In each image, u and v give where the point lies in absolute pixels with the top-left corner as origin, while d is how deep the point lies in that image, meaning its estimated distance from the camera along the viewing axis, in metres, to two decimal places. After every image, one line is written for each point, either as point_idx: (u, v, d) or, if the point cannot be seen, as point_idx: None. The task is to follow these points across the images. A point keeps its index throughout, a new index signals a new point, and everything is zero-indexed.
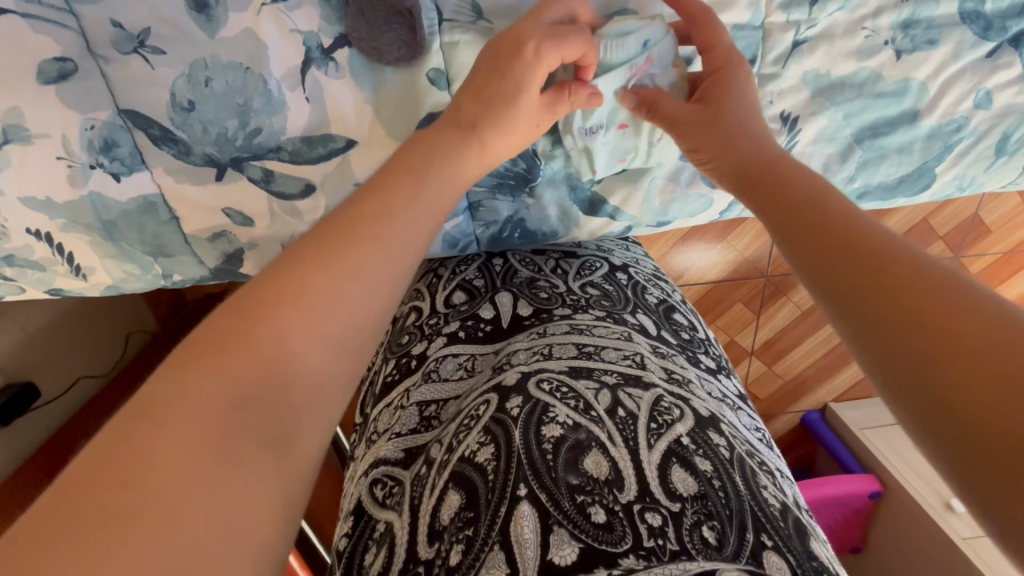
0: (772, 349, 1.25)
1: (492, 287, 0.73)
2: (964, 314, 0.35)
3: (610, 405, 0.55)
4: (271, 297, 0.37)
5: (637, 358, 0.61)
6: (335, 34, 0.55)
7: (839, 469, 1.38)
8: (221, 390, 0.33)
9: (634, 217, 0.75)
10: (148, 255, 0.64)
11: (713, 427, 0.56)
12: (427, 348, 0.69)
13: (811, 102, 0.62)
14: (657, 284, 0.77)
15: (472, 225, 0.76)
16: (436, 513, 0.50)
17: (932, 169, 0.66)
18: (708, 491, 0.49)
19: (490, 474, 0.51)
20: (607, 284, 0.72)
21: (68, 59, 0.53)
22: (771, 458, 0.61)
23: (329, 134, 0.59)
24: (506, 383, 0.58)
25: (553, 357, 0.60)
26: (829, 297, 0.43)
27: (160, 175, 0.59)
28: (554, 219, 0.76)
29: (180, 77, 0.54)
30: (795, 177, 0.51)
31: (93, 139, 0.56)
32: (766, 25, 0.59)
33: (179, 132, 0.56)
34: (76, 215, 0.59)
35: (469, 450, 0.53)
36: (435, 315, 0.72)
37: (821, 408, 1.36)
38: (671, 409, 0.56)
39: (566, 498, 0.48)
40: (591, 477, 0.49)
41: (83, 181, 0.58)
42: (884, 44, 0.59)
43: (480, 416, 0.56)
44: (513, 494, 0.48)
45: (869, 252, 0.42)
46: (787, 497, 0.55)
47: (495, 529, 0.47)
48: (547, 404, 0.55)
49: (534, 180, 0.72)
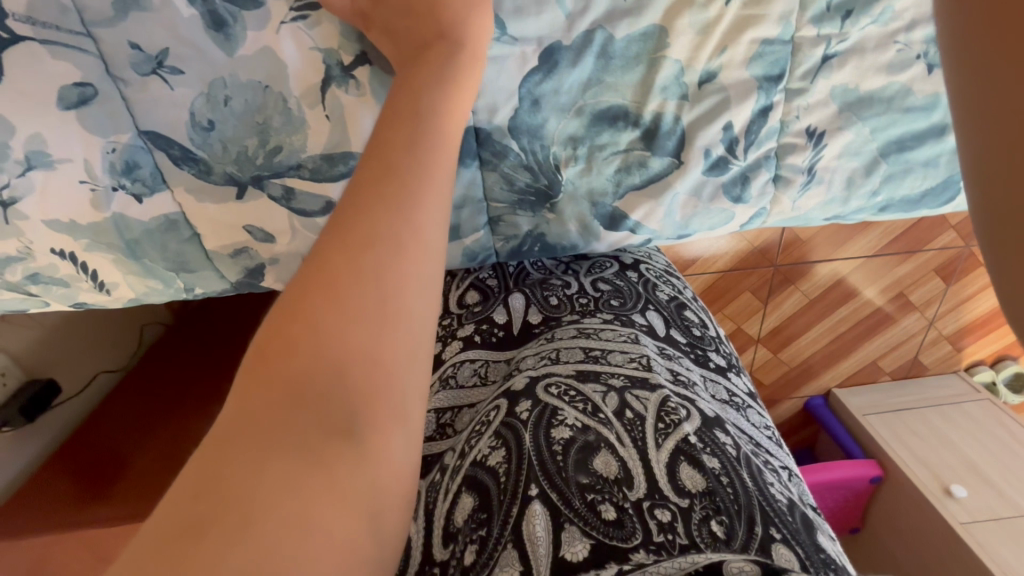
0: (779, 337, 1.25)
1: (506, 287, 0.74)
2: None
3: (618, 407, 0.57)
4: (330, 285, 0.39)
5: (643, 360, 0.62)
6: (355, 52, 0.55)
7: (839, 453, 1.41)
8: (279, 451, 0.33)
9: (654, 231, 0.66)
10: (171, 271, 0.64)
11: (719, 426, 0.57)
12: (442, 349, 0.71)
13: (837, 117, 0.60)
14: (667, 281, 0.78)
15: (492, 240, 0.67)
16: (450, 515, 0.54)
17: (958, 182, 0.65)
18: (716, 488, 0.50)
19: (501, 476, 0.53)
20: (618, 281, 0.74)
21: (88, 84, 0.52)
22: (778, 456, 0.63)
23: (350, 151, 0.59)
24: (515, 389, 0.60)
25: (560, 361, 0.62)
26: (952, 58, 0.29)
27: (181, 194, 0.58)
28: (575, 235, 0.67)
29: (199, 96, 0.54)
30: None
31: (114, 162, 0.55)
32: (796, 39, 0.56)
33: (200, 152, 0.56)
34: (99, 235, 0.59)
35: (481, 455, 0.56)
36: (449, 316, 0.74)
37: (825, 393, 1.38)
38: (678, 409, 0.57)
39: (576, 497, 0.49)
40: (600, 477, 0.51)
41: (106, 204, 0.57)
42: (916, 57, 0.57)
43: (492, 421, 0.58)
44: (525, 494, 0.50)
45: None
46: (794, 492, 0.57)
47: (508, 529, 0.49)
48: (555, 408, 0.56)
49: (556, 197, 0.63)
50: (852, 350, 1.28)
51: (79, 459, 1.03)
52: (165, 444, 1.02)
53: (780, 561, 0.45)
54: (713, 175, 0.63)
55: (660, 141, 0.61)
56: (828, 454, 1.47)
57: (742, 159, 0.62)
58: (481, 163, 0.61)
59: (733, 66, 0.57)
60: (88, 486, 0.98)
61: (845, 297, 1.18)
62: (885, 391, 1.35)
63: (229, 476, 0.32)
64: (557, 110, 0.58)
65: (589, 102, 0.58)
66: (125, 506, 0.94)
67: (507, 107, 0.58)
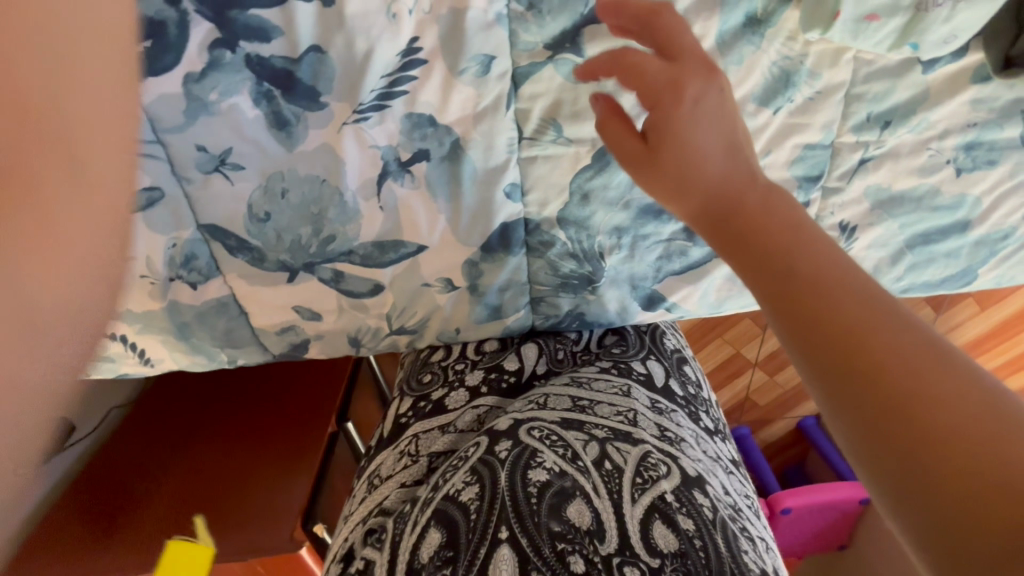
0: (774, 361, 1.28)
1: (520, 336, 0.75)
2: (936, 435, 0.31)
3: (597, 457, 0.58)
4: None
5: (629, 415, 0.63)
6: (414, 149, 0.55)
7: (828, 474, 1.46)
8: None
9: (688, 311, 0.69)
10: (217, 346, 0.64)
11: (699, 486, 0.58)
12: (447, 396, 0.70)
13: (869, 214, 0.63)
14: (672, 333, 0.80)
15: (531, 317, 0.68)
16: (416, 550, 0.53)
17: (976, 270, 0.68)
18: (688, 550, 0.52)
19: (472, 513, 0.54)
20: (624, 330, 0.76)
21: (155, 188, 0.53)
22: (755, 527, 0.61)
23: (400, 240, 0.60)
24: (497, 428, 0.61)
25: (547, 408, 0.63)
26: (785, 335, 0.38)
27: (234, 280, 0.59)
28: (613, 313, 0.69)
29: (257, 189, 0.55)
30: (842, 320, 0.35)
31: (175, 255, 0.56)
32: (835, 144, 0.59)
33: (254, 241, 0.57)
34: (153, 320, 0.60)
35: (454, 489, 0.57)
36: (462, 360, 0.73)
37: (817, 415, 1.43)
38: (657, 466, 0.58)
39: (546, 545, 0.51)
40: (573, 526, 0.53)
41: (163, 294, 0.58)
42: (946, 162, 0.60)
43: (469, 457, 0.59)
44: (495, 536, 0.52)
45: (740, 205, 0.42)
46: (768, 562, 0.56)
47: (475, 570, 0.50)
48: (535, 450, 0.58)
49: (598, 281, 0.65)
50: None
51: (93, 491, 0.96)
52: (183, 481, 0.96)
53: None
54: None
55: None
56: (817, 472, 1.51)
57: None
58: (528, 250, 0.62)
59: (775, 166, 0.60)
60: (106, 520, 0.93)
61: None
62: None
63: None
64: (605, 204, 0.60)
65: (637, 198, 0.60)
66: (110, 551, 0.88)
67: (557, 200, 0.60)
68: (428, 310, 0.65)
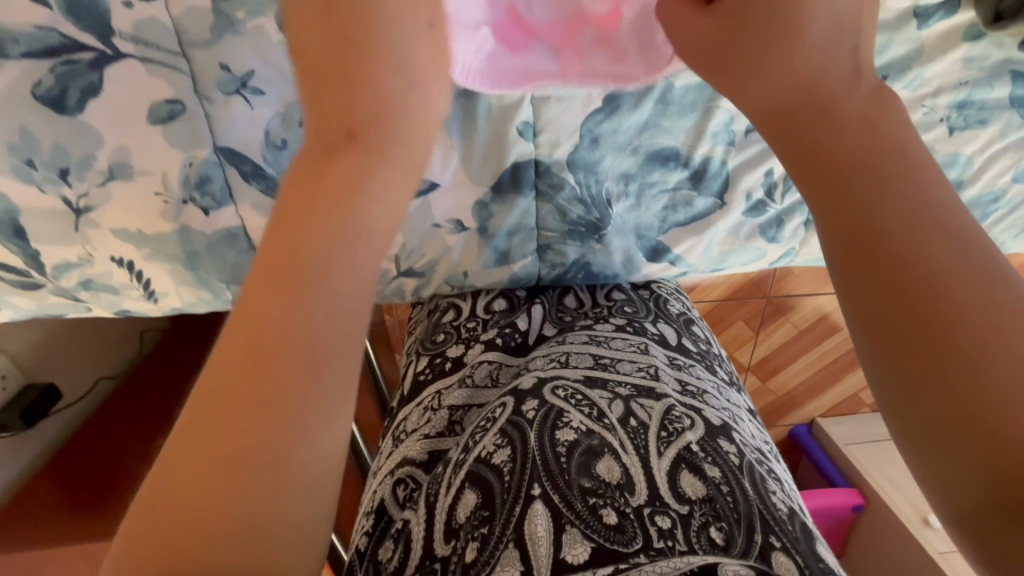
0: (766, 366, 1.29)
1: (529, 296, 0.75)
2: (981, 392, 0.31)
3: (622, 414, 0.57)
4: (262, 288, 0.36)
5: (651, 369, 0.63)
6: None
7: (822, 481, 1.46)
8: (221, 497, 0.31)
9: (692, 265, 0.70)
10: (223, 282, 0.62)
11: (724, 435, 0.58)
12: (464, 352, 0.70)
13: None
14: (677, 298, 0.80)
15: (538, 265, 0.69)
16: (452, 511, 0.53)
17: None
18: (716, 495, 0.51)
19: (505, 475, 0.53)
20: (632, 292, 0.76)
21: (178, 101, 0.53)
22: (778, 468, 0.62)
23: None
24: (522, 388, 0.61)
25: (569, 365, 0.63)
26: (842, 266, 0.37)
27: (245, 211, 0.58)
28: (618, 264, 0.70)
29: (276, 116, 0.54)
30: (912, 262, 0.35)
31: (189, 176, 0.55)
32: None
33: (270, 169, 0.56)
34: (162, 245, 0.58)
35: (486, 452, 0.56)
36: (473, 319, 0.74)
37: (809, 423, 1.42)
38: (682, 418, 0.58)
39: (578, 500, 0.50)
40: (603, 482, 0.51)
41: (175, 216, 0.57)
42: (940, 120, 0.63)
43: (497, 418, 0.59)
44: (528, 494, 0.51)
45: (829, 112, 0.40)
46: (794, 500, 0.57)
47: (510, 528, 0.49)
48: (561, 410, 0.57)
49: (605, 229, 0.66)
50: (834, 383, 1.32)
51: (80, 465, 0.97)
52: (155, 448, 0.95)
53: (778, 570, 0.46)
54: (752, 216, 0.67)
55: (706, 182, 0.65)
56: (810, 480, 1.50)
57: (779, 202, 0.67)
58: (537, 194, 0.64)
59: None
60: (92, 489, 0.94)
61: (833, 330, 1.21)
62: (867, 423, 1.40)
63: (235, 508, 0.31)
64: (615, 148, 0.62)
65: (644, 142, 0.62)
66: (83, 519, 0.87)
67: (568, 142, 0.61)
68: (437, 252, 0.66)
